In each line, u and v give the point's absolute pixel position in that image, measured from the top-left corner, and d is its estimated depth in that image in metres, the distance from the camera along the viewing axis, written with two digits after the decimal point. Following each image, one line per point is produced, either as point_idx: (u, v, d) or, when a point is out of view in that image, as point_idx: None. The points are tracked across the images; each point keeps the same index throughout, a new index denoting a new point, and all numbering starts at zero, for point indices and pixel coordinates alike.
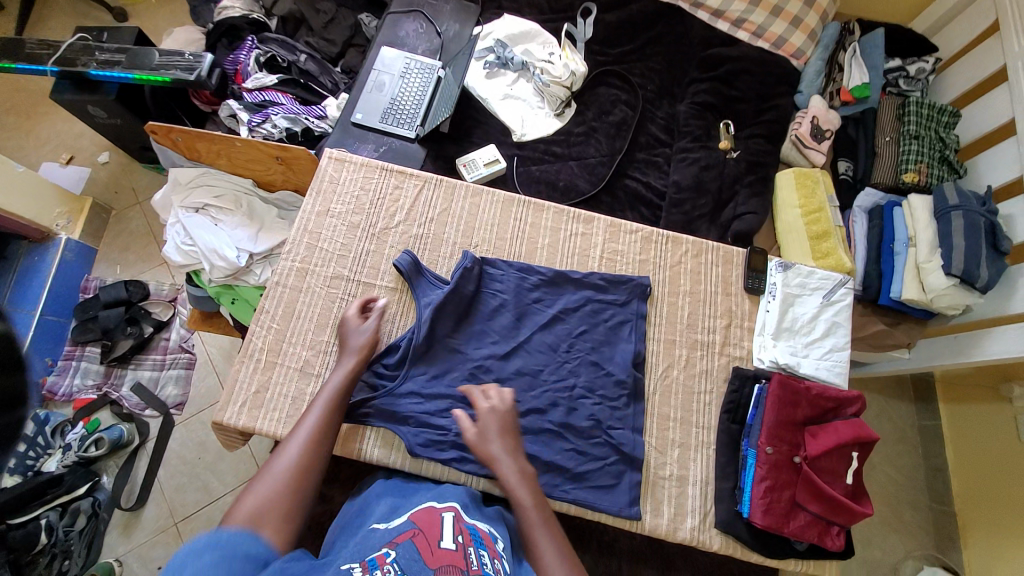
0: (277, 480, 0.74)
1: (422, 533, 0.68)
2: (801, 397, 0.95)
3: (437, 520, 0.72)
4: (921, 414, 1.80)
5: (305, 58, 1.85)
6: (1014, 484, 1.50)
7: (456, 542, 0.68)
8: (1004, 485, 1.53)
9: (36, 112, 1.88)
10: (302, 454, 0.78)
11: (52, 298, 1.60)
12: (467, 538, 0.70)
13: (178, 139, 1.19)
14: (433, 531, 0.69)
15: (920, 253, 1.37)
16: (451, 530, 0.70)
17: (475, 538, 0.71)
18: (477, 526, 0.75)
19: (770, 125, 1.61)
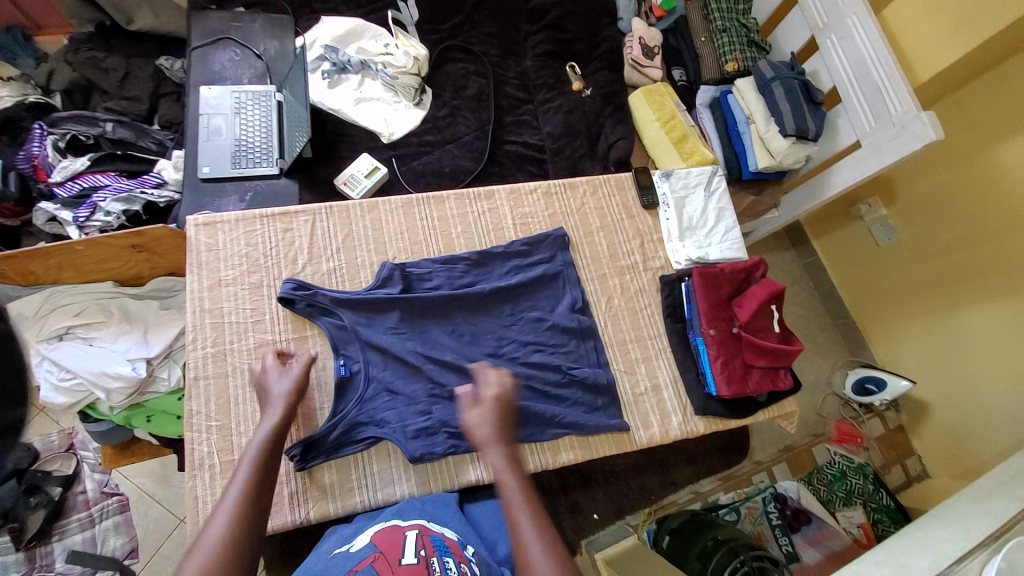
0: (219, 526, 0.64)
1: (382, 555, 0.68)
2: (721, 279, 1.08)
3: (400, 540, 0.72)
4: (802, 256, 2.13)
5: (112, 126, 1.58)
6: (885, 281, 1.86)
7: (418, 555, 0.68)
8: (877, 284, 1.90)
9: None
10: (246, 488, 0.69)
11: None
12: (432, 548, 0.70)
13: (4, 269, 0.97)
14: (394, 551, 0.68)
15: (761, 127, 1.59)
16: (414, 546, 0.70)
17: (441, 547, 0.72)
18: (445, 536, 0.76)
19: (608, 55, 1.73)
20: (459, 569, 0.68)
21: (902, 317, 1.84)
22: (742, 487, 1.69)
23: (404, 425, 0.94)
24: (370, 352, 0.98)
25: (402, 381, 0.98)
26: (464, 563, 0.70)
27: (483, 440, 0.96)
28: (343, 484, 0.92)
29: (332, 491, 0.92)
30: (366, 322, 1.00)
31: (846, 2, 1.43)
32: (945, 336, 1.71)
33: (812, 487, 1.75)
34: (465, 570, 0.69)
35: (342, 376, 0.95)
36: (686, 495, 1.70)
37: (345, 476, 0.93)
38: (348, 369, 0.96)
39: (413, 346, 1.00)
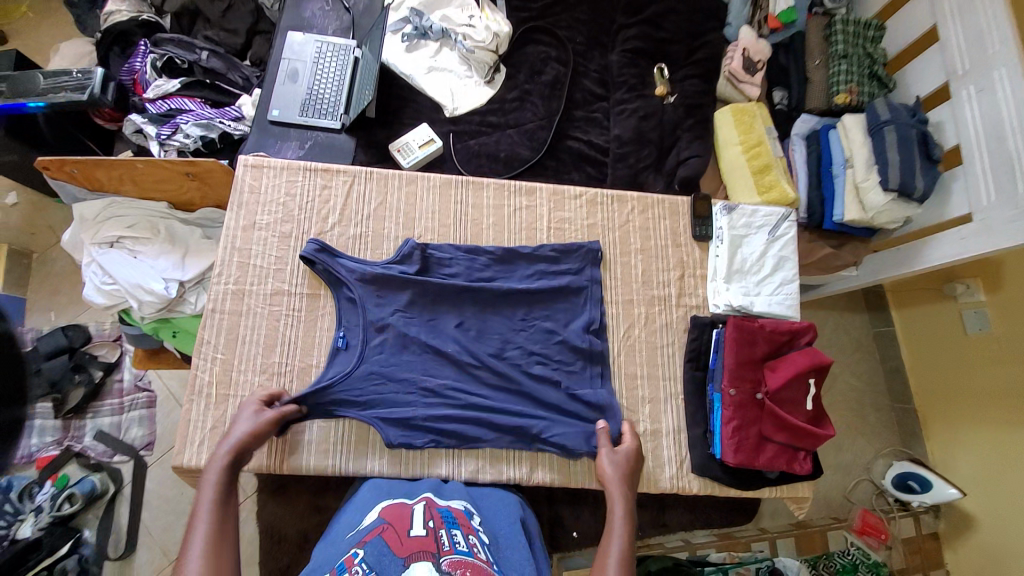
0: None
1: (391, 527, 0.72)
2: (757, 336, 0.97)
3: (407, 512, 0.77)
4: (875, 323, 1.90)
5: (207, 55, 1.69)
6: (964, 374, 1.61)
7: (427, 527, 0.72)
8: (953, 375, 1.65)
9: None
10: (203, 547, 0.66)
11: None
12: (440, 521, 0.75)
13: (75, 172, 1.07)
14: (402, 523, 0.73)
15: (858, 173, 1.40)
16: (422, 517, 0.75)
17: (449, 519, 0.76)
18: (451, 509, 0.80)
19: (703, 64, 1.59)
20: (467, 542, 0.72)
21: (970, 420, 1.60)
22: (738, 551, 1.57)
23: (388, 403, 0.94)
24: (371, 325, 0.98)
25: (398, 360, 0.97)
26: (471, 535, 0.74)
27: (458, 440, 0.94)
28: (323, 442, 0.95)
29: (308, 447, 0.95)
30: (377, 300, 1.00)
31: (997, 50, 1.19)
32: (1014, 455, 1.47)
33: (816, 570, 1.56)
34: (473, 542, 0.73)
35: (337, 347, 0.97)
36: (674, 541, 1.60)
37: (326, 439, 0.96)
38: (345, 343, 0.98)
39: (417, 329, 0.99)
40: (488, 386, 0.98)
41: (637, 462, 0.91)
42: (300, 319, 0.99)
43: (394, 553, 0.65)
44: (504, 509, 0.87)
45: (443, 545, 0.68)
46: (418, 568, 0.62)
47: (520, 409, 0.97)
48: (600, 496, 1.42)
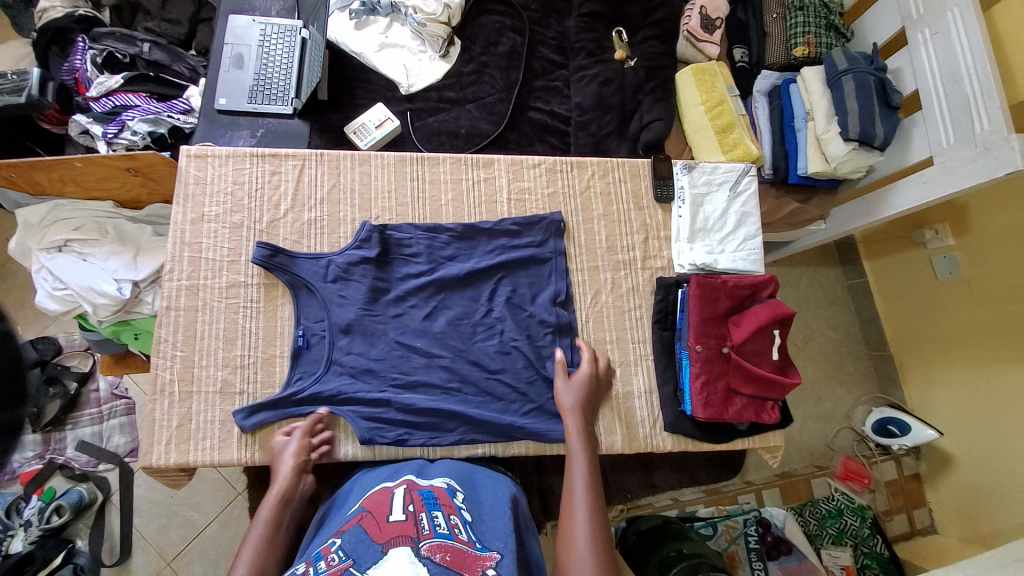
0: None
1: (370, 514, 0.65)
2: (720, 292, 0.97)
3: (387, 498, 0.70)
4: (849, 275, 1.93)
5: (149, 48, 1.61)
6: (938, 319, 1.64)
7: (407, 512, 0.65)
8: (927, 321, 1.68)
9: None
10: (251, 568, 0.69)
11: None
12: (420, 505, 0.68)
13: (13, 176, 1.02)
14: (381, 510, 0.67)
15: (819, 125, 1.39)
16: (402, 502, 0.68)
17: (429, 501, 0.69)
18: (434, 490, 0.73)
19: (662, 24, 1.55)
20: (449, 524, 0.64)
21: (943, 361, 1.65)
22: (726, 504, 1.59)
23: (355, 385, 0.94)
24: (333, 310, 0.97)
25: (365, 343, 0.97)
26: (454, 515, 0.67)
27: (429, 420, 0.94)
28: (293, 430, 0.94)
29: (277, 437, 0.94)
30: (341, 298, 0.98)
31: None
32: (984, 392, 1.53)
33: (801, 518, 1.62)
34: (455, 523, 0.66)
35: (298, 347, 0.96)
36: (664, 500, 1.63)
37: (295, 428, 0.94)
38: (306, 341, 0.96)
39: (381, 312, 0.98)
40: (457, 365, 0.97)
41: (597, 380, 0.96)
42: (258, 309, 0.97)
43: (371, 539, 0.59)
44: (492, 484, 0.83)
45: (423, 529, 0.61)
46: (396, 555, 0.56)
47: (489, 383, 0.97)
48: None
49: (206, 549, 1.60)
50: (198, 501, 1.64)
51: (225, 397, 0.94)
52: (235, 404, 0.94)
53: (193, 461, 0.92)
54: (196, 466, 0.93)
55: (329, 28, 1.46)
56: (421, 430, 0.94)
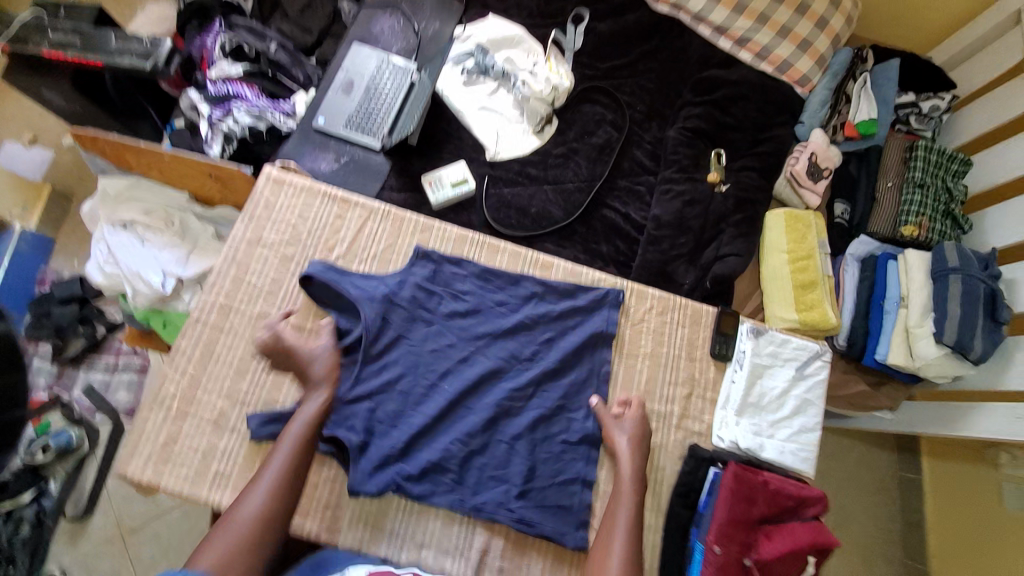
0: (236, 533, 0.72)
1: None
2: (758, 492, 0.86)
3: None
4: (903, 465, 1.71)
5: (275, 48, 1.72)
6: (991, 553, 1.45)
7: None
8: (978, 548, 1.49)
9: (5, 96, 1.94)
10: (268, 503, 0.75)
11: (8, 293, 1.66)
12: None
13: (107, 148, 1.07)
14: None
15: (912, 316, 1.27)
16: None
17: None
18: None
19: (765, 158, 1.48)
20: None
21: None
22: None
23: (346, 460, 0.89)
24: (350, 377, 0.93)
25: (363, 418, 0.90)
26: None
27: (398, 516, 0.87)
28: None
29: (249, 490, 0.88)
30: (354, 370, 0.93)
31: None
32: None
33: None
34: None
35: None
36: None
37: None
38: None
39: (381, 406, 0.92)
40: (450, 479, 0.90)
41: (644, 428, 0.93)
42: (278, 349, 0.95)
43: None
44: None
45: None
46: None
47: (477, 503, 0.89)
48: None
49: (160, 531, 1.58)
50: None
51: (216, 429, 0.91)
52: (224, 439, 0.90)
53: (163, 485, 0.88)
54: (162, 490, 0.88)
55: (440, 77, 1.51)
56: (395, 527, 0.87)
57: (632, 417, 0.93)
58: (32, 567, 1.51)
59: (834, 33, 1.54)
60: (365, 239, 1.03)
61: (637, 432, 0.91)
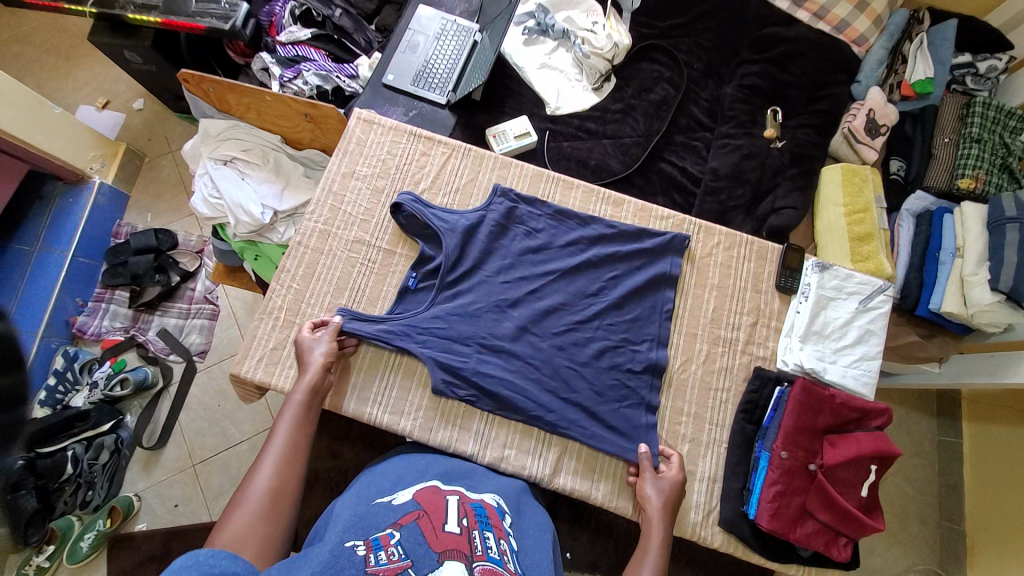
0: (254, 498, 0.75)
1: (427, 516, 0.70)
2: (824, 405, 0.91)
3: (442, 502, 0.75)
4: (941, 431, 1.73)
5: (340, 14, 1.80)
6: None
7: (462, 525, 0.71)
8: (1014, 507, 1.49)
9: (76, 55, 2.02)
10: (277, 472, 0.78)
11: (85, 242, 1.76)
12: (473, 520, 0.73)
13: (210, 90, 1.16)
14: (438, 514, 0.72)
15: (967, 264, 1.28)
16: (456, 513, 0.74)
17: (481, 519, 0.75)
18: (482, 504, 0.80)
19: (822, 115, 1.50)
20: (497, 548, 0.71)
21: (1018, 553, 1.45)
22: None
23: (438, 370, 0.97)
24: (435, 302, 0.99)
25: (438, 342, 0.97)
26: (503, 540, 0.73)
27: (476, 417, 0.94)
28: (364, 388, 0.98)
29: (351, 391, 0.98)
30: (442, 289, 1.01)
31: None
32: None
33: None
34: (503, 549, 0.72)
35: (407, 286, 1.01)
36: None
37: (372, 368, 0.99)
38: (415, 283, 1.02)
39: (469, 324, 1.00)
40: (532, 390, 0.97)
41: (681, 493, 0.90)
42: (373, 269, 1.03)
43: (430, 544, 0.65)
44: (536, 525, 0.84)
45: (476, 549, 0.67)
46: (452, 567, 0.62)
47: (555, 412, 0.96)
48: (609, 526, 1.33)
49: (230, 463, 1.70)
50: (239, 419, 1.75)
51: None
52: None
53: (274, 384, 0.98)
54: (273, 389, 0.98)
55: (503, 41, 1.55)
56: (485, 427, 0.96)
57: (673, 478, 0.91)
58: (109, 492, 1.63)
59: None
60: (455, 174, 1.10)
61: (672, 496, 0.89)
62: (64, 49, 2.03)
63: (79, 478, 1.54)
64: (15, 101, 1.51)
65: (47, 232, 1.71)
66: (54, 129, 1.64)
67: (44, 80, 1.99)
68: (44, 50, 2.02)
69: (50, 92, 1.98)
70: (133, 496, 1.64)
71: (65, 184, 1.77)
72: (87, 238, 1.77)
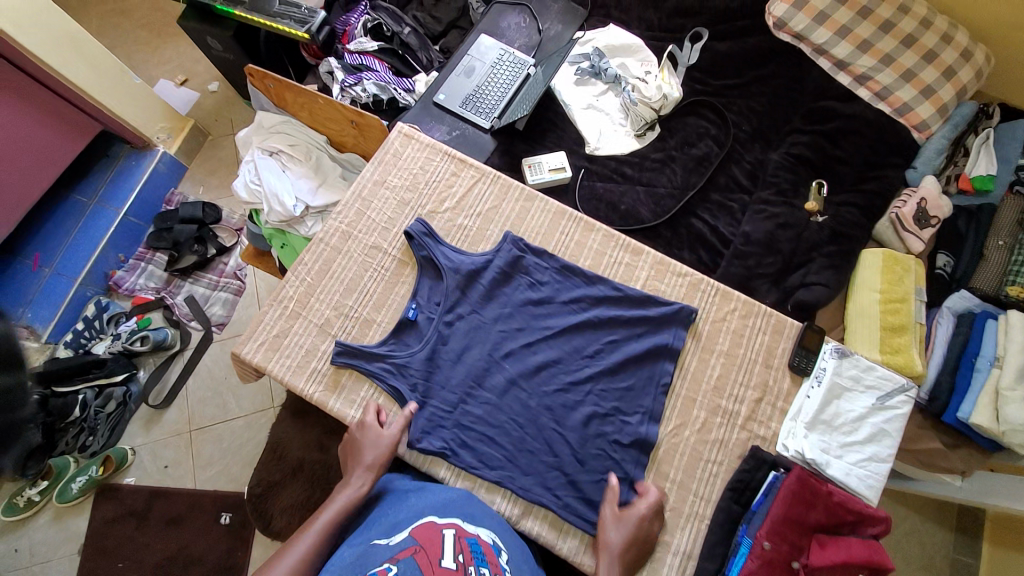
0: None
1: (421, 551, 0.66)
2: (818, 500, 0.85)
3: (436, 536, 0.71)
4: (958, 549, 1.52)
5: (408, 31, 1.90)
6: None
7: (457, 560, 0.66)
8: None
9: (168, 34, 2.21)
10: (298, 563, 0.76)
11: (138, 204, 1.88)
12: (469, 556, 0.69)
13: (271, 86, 1.24)
14: (432, 548, 0.68)
15: (1005, 377, 1.18)
16: (452, 547, 0.69)
17: (477, 554, 0.70)
18: (479, 540, 0.74)
19: (869, 196, 1.45)
20: None
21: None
22: None
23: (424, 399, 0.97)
24: (426, 334, 1.01)
25: (418, 375, 0.98)
26: None
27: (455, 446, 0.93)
28: (352, 391, 0.99)
29: (338, 391, 0.99)
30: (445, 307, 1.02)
31: None
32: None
33: None
34: None
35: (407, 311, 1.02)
36: None
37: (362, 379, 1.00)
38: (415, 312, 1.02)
39: (467, 348, 1.01)
40: (518, 426, 0.96)
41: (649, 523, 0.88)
42: (384, 278, 1.06)
43: None
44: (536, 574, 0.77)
45: None
46: None
47: (532, 448, 0.95)
48: None
49: (222, 435, 1.74)
50: (240, 395, 1.79)
51: (321, 333, 1.02)
52: (326, 343, 1.02)
53: (269, 370, 1.01)
54: (267, 374, 1.01)
55: (555, 76, 1.60)
56: (467, 450, 0.95)
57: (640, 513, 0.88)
58: (108, 441, 1.69)
59: (960, 86, 1.46)
60: (479, 198, 1.12)
61: (633, 529, 0.87)
62: (160, 28, 2.22)
63: (83, 423, 1.64)
64: (100, 67, 1.66)
65: (106, 190, 1.85)
66: (132, 98, 1.79)
67: (137, 54, 2.18)
68: (142, 26, 2.22)
69: (140, 65, 2.17)
70: (128, 450, 1.69)
71: (132, 149, 1.92)
72: (140, 201, 1.89)
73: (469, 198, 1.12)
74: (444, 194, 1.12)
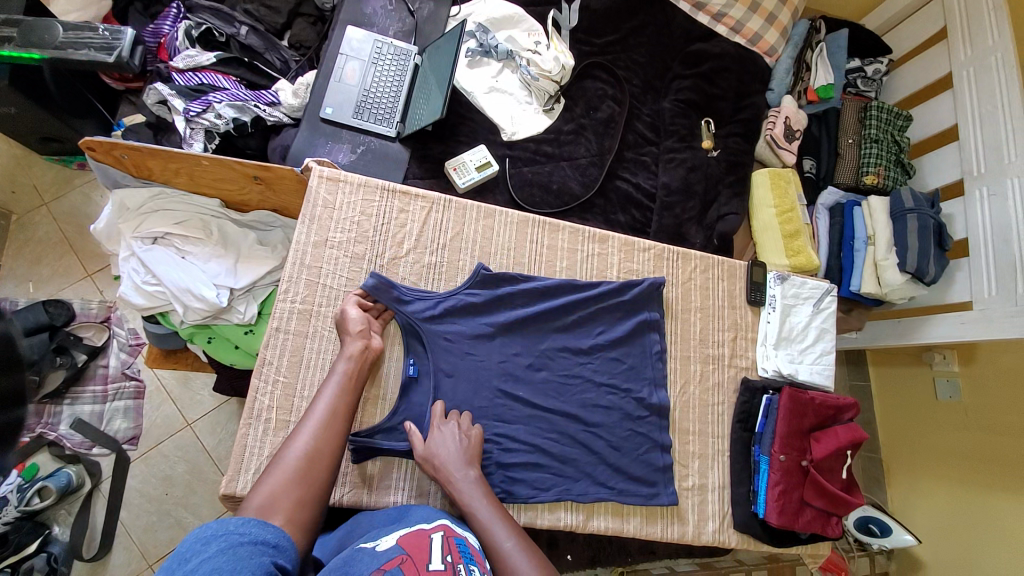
0: (288, 466, 0.73)
1: (409, 557, 0.63)
2: (807, 408, 1.06)
3: (425, 541, 0.67)
4: (854, 376, 1.90)
5: (246, 32, 1.54)
6: (928, 437, 1.64)
7: (446, 561, 0.63)
8: (919, 435, 1.67)
9: None
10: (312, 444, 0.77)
11: None
12: (457, 556, 0.66)
13: (124, 157, 1.00)
14: (421, 555, 0.64)
15: (879, 251, 1.51)
16: (440, 550, 0.65)
17: (466, 554, 0.68)
18: (466, 542, 0.71)
19: (747, 123, 1.64)
20: None
21: (935, 473, 1.60)
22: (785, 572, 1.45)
23: None
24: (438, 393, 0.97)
25: None
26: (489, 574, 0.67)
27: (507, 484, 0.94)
28: (383, 475, 0.92)
29: (369, 481, 0.91)
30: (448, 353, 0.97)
31: (981, 172, 1.39)
32: (959, 510, 1.51)
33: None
34: None
35: (407, 373, 0.95)
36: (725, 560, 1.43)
37: (388, 461, 0.93)
38: (415, 368, 0.96)
39: (484, 388, 0.98)
40: (556, 441, 0.99)
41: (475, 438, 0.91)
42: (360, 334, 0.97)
43: None
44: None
45: None
46: None
47: (574, 455, 0.99)
48: (622, 547, 1.33)
49: None
50: (195, 503, 1.50)
51: None
52: None
53: None
54: None
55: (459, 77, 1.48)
56: (520, 483, 0.95)
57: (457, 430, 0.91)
58: None
59: (792, 7, 1.69)
60: (438, 231, 1.05)
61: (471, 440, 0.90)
62: None
63: None
64: None
65: None
66: None
67: None
68: None
69: None
70: None
71: None
72: None
73: (426, 231, 1.04)
74: (398, 236, 1.02)
